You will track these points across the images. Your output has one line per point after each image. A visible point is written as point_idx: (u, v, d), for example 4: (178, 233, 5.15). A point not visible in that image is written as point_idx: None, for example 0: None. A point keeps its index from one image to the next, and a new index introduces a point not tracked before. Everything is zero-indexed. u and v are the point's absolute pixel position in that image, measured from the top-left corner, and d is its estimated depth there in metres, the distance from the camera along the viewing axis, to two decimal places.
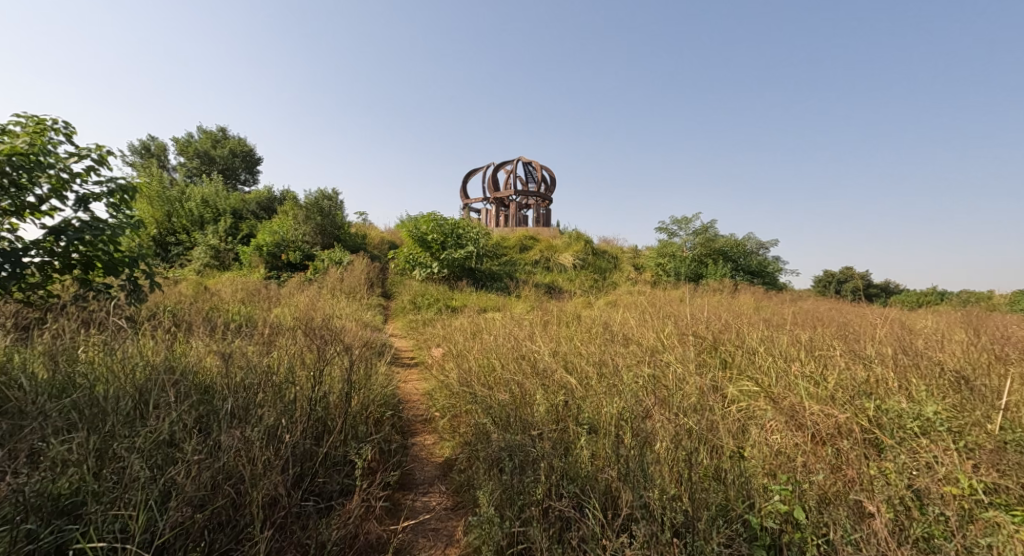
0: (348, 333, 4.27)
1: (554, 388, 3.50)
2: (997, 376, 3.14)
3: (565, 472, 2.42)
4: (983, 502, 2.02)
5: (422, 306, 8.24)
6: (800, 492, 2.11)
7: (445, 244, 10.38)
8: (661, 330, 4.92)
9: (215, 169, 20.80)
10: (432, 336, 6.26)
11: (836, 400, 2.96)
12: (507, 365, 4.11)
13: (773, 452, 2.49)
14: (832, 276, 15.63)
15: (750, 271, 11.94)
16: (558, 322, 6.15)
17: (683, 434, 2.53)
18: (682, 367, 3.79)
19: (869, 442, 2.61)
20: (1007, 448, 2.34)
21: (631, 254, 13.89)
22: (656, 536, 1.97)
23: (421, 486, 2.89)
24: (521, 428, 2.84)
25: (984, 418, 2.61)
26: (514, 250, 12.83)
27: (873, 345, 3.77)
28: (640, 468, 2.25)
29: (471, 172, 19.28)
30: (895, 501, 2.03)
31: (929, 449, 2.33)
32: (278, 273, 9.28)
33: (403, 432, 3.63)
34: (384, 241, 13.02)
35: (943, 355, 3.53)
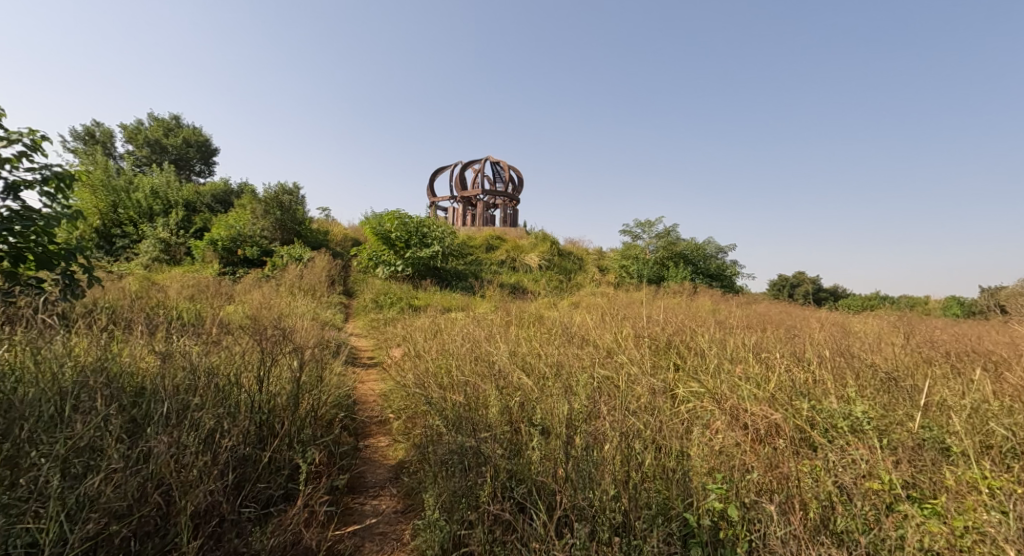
0: (302, 333, 4.17)
1: (509, 389, 3.52)
2: (921, 377, 3.36)
3: (512, 473, 2.43)
4: (900, 496, 2.14)
5: (384, 305, 8.12)
6: (735, 490, 2.19)
7: (410, 243, 10.27)
8: (618, 332, 5.02)
9: (167, 158, 19.85)
10: (392, 336, 6.18)
11: (775, 400, 3.10)
12: (465, 366, 4.11)
13: (714, 451, 2.58)
14: (786, 281, 16.34)
15: (709, 274, 12.34)
16: (520, 322, 6.19)
17: (629, 435, 2.59)
18: (635, 368, 3.89)
19: (803, 441, 2.73)
20: (925, 445, 2.50)
21: (596, 256, 14.11)
22: (597, 537, 2.01)
23: (371, 489, 2.86)
24: (472, 429, 2.84)
25: (907, 417, 2.78)
26: (480, 250, 12.82)
27: (813, 348, 3.96)
28: (584, 470, 2.29)
29: (438, 170, 19.09)
30: (822, 498, 2.13)
31: (855, 447, 2.45)
32: (233, 269, 8.95)
33: (356, 434, 3.57)
34: (347, 238, 12.76)
35: (875, 357, 3.75)
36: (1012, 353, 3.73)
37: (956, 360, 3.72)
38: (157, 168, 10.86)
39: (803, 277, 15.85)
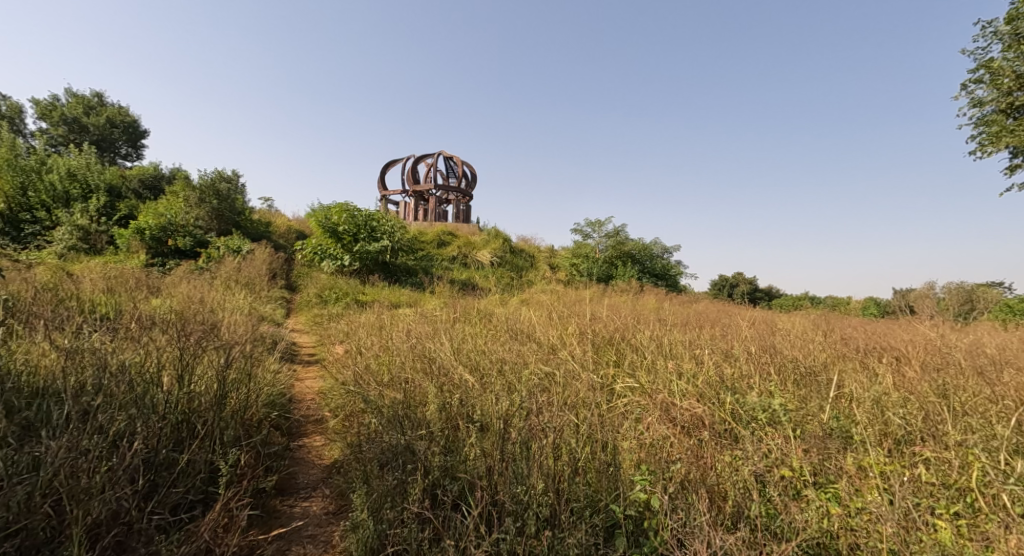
0: (232, 328, 3.96)
1: (450, 386, 3.50)
2: (834, 371, 3.63)
3: (446, 470, 2.43)
4: (808, 482, 2.29)
5: (329, 300, 7.86)
6: (659, 480, 2.28)
7: (358, 236, 9.99)
8: (562, 329, 5.10)
9: (87, 139, 18.29)
10: (335, 332, 5.99)
11: (704, 396, 3.24)
12: (406, 363, 4.04)
13: (644, 444, 2.66)
14: (725, 281, 17.20)
15: (654, 274, 12.79)
16: (467, 319, 6.17)
17: (563, 430, 2.63)
18: (576, 364, 3.96)
19: (728, 433, 2.87)
20: (832, 435, 2.70)
21: (547, 254, 14.29)
22: (525, 531, 2.04)
23: (302, 490, 2.76)
24: (408, 427, 2.79)
25: (819, 408, 2.99)
26: (432, 245, 12.65)
27: (741, 345, 4.19)
28: (516, 466, 2.32)
29: (389, 162, 18.63)
30: (739, 486, 2.25)
31: (771, 438, 2.60)
32: (163, 260, 8.36)
33: (289, 435, 3.43)
34: (291, 230, 12.26)
35: (796, 353, 4.01)
36: (912, 349, 4.10)
37: (865, 355, 4.05)
38: (75, 149, 9.96)
39: (742, 277, 16.74)
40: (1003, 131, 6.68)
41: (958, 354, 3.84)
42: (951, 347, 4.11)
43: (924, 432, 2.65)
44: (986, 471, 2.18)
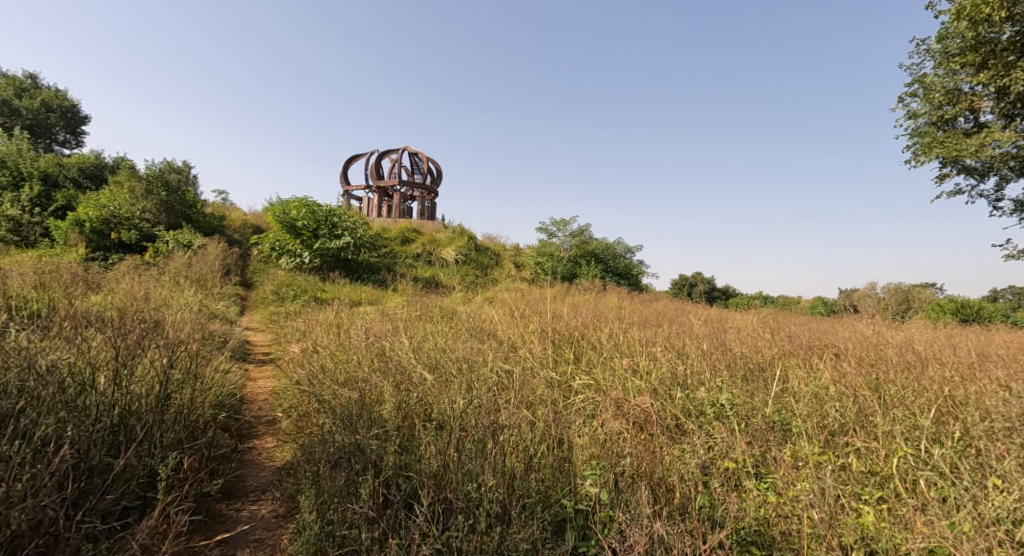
0: (177, 326, 3.78)
1: (407, 385, 3.47)
2: (778, 367, 3.81)
3: (399, 468, 2.41)
4: (750, 473, 2.40)
5: (287, 297, 7.62)
6: (609, 474, 2.33)
7: (318, 232, 9.73)
8: (523, 327, 5.13)
9: (19, 123, 17.01)
10: (291, 330, 5.81)
11: (656, 392, 3.34)
12: (364, 362, 3.96)
13: (597, 439, 2.72)
14: (684, 280, 17.73)
15: (617, 273, 13.03)
16: (428, 317, 6.11)
17: (518, 427, 2.66)
18: (535, 362, 4.00)
19: (678, 427, 2.96)
20: (774, 427, 2.83)
21: (512, 252, 14.35)
22: (475, 527, 2.06)
23: (251, 493, 2.68)
24: (362, 427, 2.75)
25: (763, 402, 3.12)
26: (396, 242, 12.47)
27: (694, 343, 4.33)
28: (467, 465, 2.32)
29: (352, 156, 18.21)
30: (685, 478, 2.32)
31: (718, 432, 2.70)
32: (105, 254, 7.88)
33: (239, 436, 3.33)
34: (247, 225, 11.81)
35: (744, 350, 4.18)
36: (850, 346, 4.35)
37: (808, 352, 4.27)
38: (6, 134, 9.26)
39: (701, 277, 17.30)
40: (934, 142, 7.16)
41: (891, 351, 4.11)
42: (885, 344, 4.40)
43: (856, 423, 2.82)
44: (908, 459, 2.33)
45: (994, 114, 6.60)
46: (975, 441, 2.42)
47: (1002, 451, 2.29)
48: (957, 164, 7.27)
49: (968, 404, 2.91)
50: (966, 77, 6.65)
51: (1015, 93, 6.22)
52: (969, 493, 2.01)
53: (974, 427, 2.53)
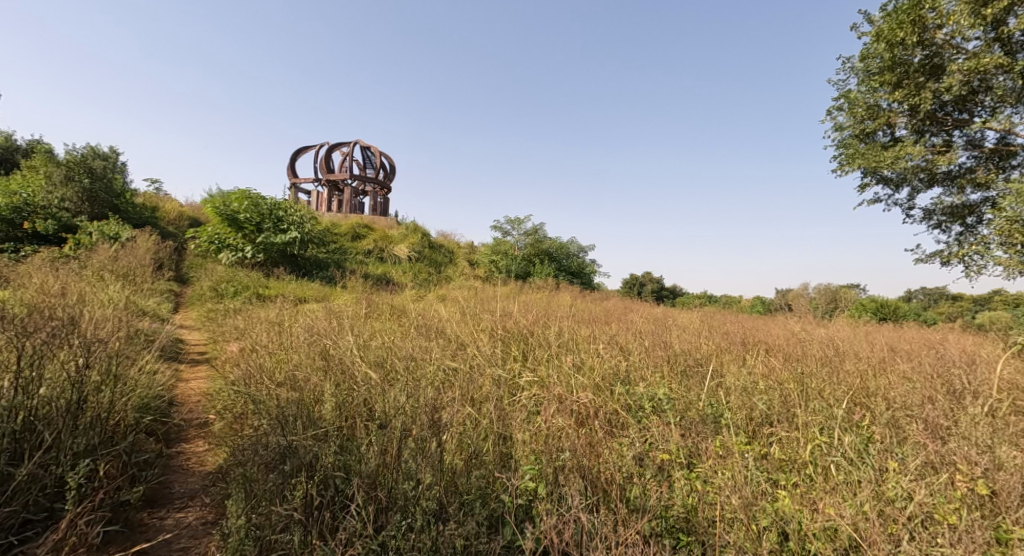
0: (97, 323, 3.52)
1: (349, 383, 3.39)
2: (714, 362, 4.00)
3: (337, 468, 2.36)
4: (681, 464, 2.51)
5: (226, 294, 7.25)
6: (547, 468, 2.37)
7: (261, 226, 9.31)
8: (473, 325, 5.12)
9: None
10: (229, 328, 5.53)
11: (598, 388, 3.44)
12: (305, 362, 3.83)
13: (539, 434, 2.77)
14: (635, 280, 18.27)
15: (571, 271, 13.23)
16: (376, 315, 5.98)
17: (461, 425, 2.66)
18: (482, 360, 4.01)
19: (618, 421, 3.05)
20: (705, 419, 2.98)
21: (467, 250, 14.30)
22: (410, 526, 2.04)
23: (176, 500, 2.54)
24: (299, 428, 2.66)
25: (698, 396, 3.27)
26: (346, 238, 12.12)
27: (637, 340, 4.48)
28: (406, 463, 2.31)
29: (300, 147, 17.52)
30: (621, 469, 2.40)
31: (654, 425, 2.81)
32: (16, 245, 7.18)
33: (166, 441, 3.15)
34: (183, 217, 11.11)
35: (683, 346, 4.37)
36: (779, 342, 4.64)
37: (741, 348, 4.51)
38: None
39: (650, 277, 17.87)
40: (857, 153, 7.74)
41: (814, 347, 4.41)
42: (810, 340, 4.72)
43: (780, 413, 3.01)
44: (822, 447, 2.51)
45: (907, 130, 7.21)
46: (880, 428, 2.63)
47: (902, 436, 2.50)
48: (876, 175, 7.89)
49: (877, 394, 3.17)
50: (884, 94, 7.22)
51: (925, 111, 6.81)
52: (870, 474, 2.19)
53: (880, 415, 2.76)
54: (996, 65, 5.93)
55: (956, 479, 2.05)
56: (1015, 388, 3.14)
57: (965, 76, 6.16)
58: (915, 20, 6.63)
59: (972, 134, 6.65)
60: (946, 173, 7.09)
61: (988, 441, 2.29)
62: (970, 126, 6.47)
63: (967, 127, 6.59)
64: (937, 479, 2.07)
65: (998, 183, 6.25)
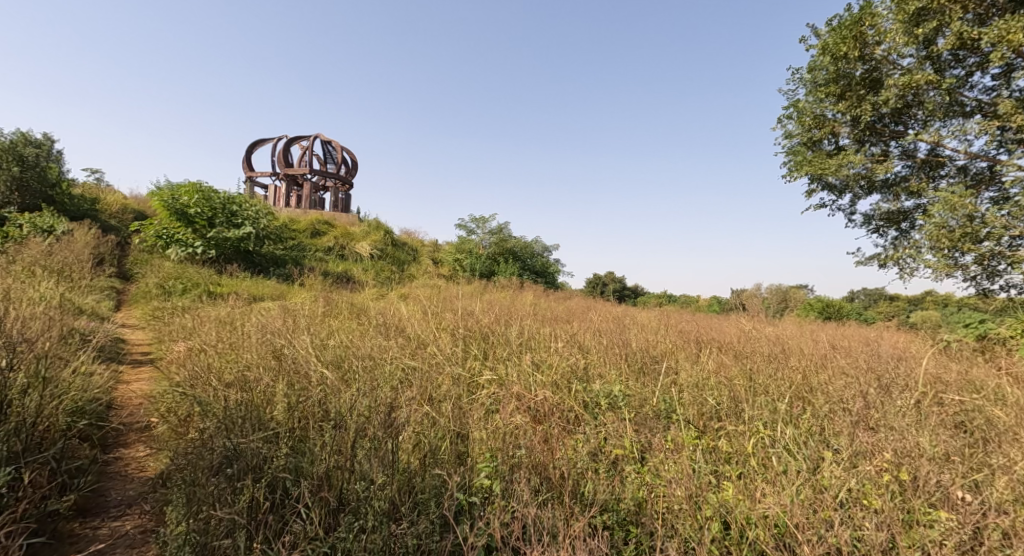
0: (24, 321, 3.28)
1: (303, 383, 3.29)
2: (669, 360, 4.12)
3: (286, 470, 2.29)
4: (634, 458, 2.57)
5: (174, 291, 6.90)
6: (503, 464, 2.37)
7: (213, 220, 8.91)
8: (433, 323, 5.08)
9: None
10: (175, 327, 5.21)
11: (556, 385, 3.48)
12: (256, 362, 3.69)
13: (497, 431, 2.77)
14: (598, 279, 18.56)
15: (535, 270, 13.31)
16: (335, 314, 5.84)
17: (417, 425, 2.63)
18: (442, 359, 3.98)
19: (575, 418, 3.09)
20: (658, 415, 3.07)
21: (430, 248, 14.16)
22: (362, 527, 2.01)
23: (112, 508, 2.41)
24: (247, 429, 2.58)
25: (652, 392, 3.36)
26: (305, 234, 11.76)
27: (595, 339, 4.56)
28: (359, 463, 2.27)
29: (257, 140, 16.89)
30: (576, 464, 2.43)
31: (609, 421, 2.87)
32: None
33: (103, 446, 2.98)
34: (126, 210, 10.49)
35: (640, 344, 4.48)
36: (731, 340, 4.83)
37: (695, 346, 4.66)
38: None
39: (613, 277, 18.21)
40: (805, 161, 8.15)
41: (762, 344, 4.61)
42: (758, 338, 4.93)
43: (728, 409, 3.12)
44: (765, 439, 2.63)
45: (850, 139, 7.64)
46: (819, 420, 2.78)
47: (838, 427, 2.66)
48: (821, 181, 8.33)
49: (817, 388, 3.35)
50: (830, 105, 7.63)
51: (866, 122, 7.23)
52: (807, 464, 2.31)
53: (819, 408, 2.92)
54: (927, 81, 6.36)
55: (883, 466, 2.19)
56: (939, 381, 3.38)
57: (900, 90, 6.59)
58: (857, 36, 7.05)
59: (907, 145, 7.11)
60: (884, 181, 7.56)
61: (913, 431, 2.46)
62: (905, 138, 6.93)
63: (902, 138, 7.05)
64: (867, 466, 2.20)
65: (928, 191, 6.71)
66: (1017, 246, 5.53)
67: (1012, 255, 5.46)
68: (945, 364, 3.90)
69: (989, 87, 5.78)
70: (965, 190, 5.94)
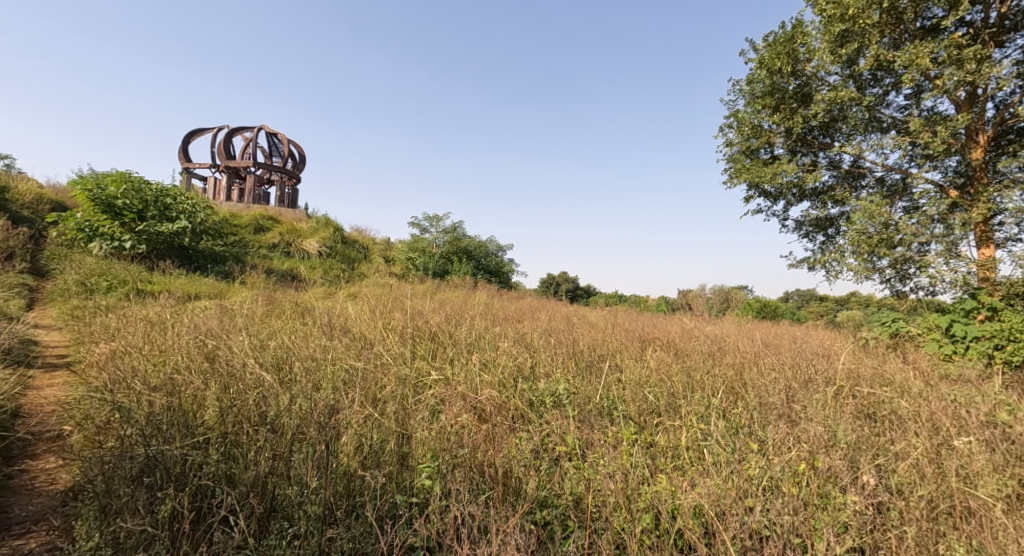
0: None
1: (237, 385, 3.14)
2: (613, 358, 4.24)
3: (214, 477, 2.19)
4: (575, 454, 2.63)
5: (96, 289, 6.39)
6: (444, 463, 2.36)
7: (144, 214, 8.33)
8: (381, 323, 4.97)
9: None
10: (97, 328, 4.81)
11: (503, 384, 3.50)
12: (187, 364, 3.49)
13: (441, 430, 2.75)
14: (552, 279, 18.80)
15: (489, 270, 13.30)
16: (278, 314, 5.61)
17: (358, 427, 2.58)
18: (388, 359, 3.91)
19: (520, 416, 3.12)
20: (600, 412, 3.15)
21: (383, 246, 13.86)
22: (294, 532, 1.96)
23: (13, 526, 2.21)
24: (173, 435, 2.44)
25: (596, 389, 3.45)
26: (248, 230, 11.21)
27: (544, 338, 4.62)
28: (292, 467, 2.20)
29: (195, 129, 15.94)
30: (518, 462, 2.46)
31: (552, 419, 2.91)
32: None
33: (5, 458, 2.71)
34: (43, 201, 9.60)
35: (587, 343, 4.58)
36: (673, 339, 5.02)
37: (639, 344, 4.82)
38: None
39: (566, 277, 18.51)
40: (744, 169, 8.60)
41: (701, 342, 4.84)
42: (699, 336, 5.16)
43: (667, 404, 3.25)
44: (697, 433, 2.77)
45: (784, 149, 8.14)
46: (747, 413, 2.96)
47: (764, 419, 2.83)
48: (758, 189, 8.82)
49: (748, 383, 3.55)
50: (766, 116, 8.10)
51: (797, 134, 7.73)
52: (733, 454, 2.45)
53: (748, 402, 3.09)
54: (850, 98, 6.89)
55: (800, 455, 2.35)
56: (855, 375, 3.67)
57: (828, 105, 7.09)
58: (790, 53, 7.53)
59: (833, 157, 7.66)
60: (813, 190, 8.11)
61: (827, 422, 2.66)
62: (831, 150, 7.46)
63: (829, 150, 7.59)
64: (786, 453, 2.36)
65: (851, 200, 7.26)
66: (924, 251, 6.09)
67: (920, 260, 6.00)
68: (861, 359, 4.24)
69: (902, 105, 6.32)
70: (882, 199, 6.47)
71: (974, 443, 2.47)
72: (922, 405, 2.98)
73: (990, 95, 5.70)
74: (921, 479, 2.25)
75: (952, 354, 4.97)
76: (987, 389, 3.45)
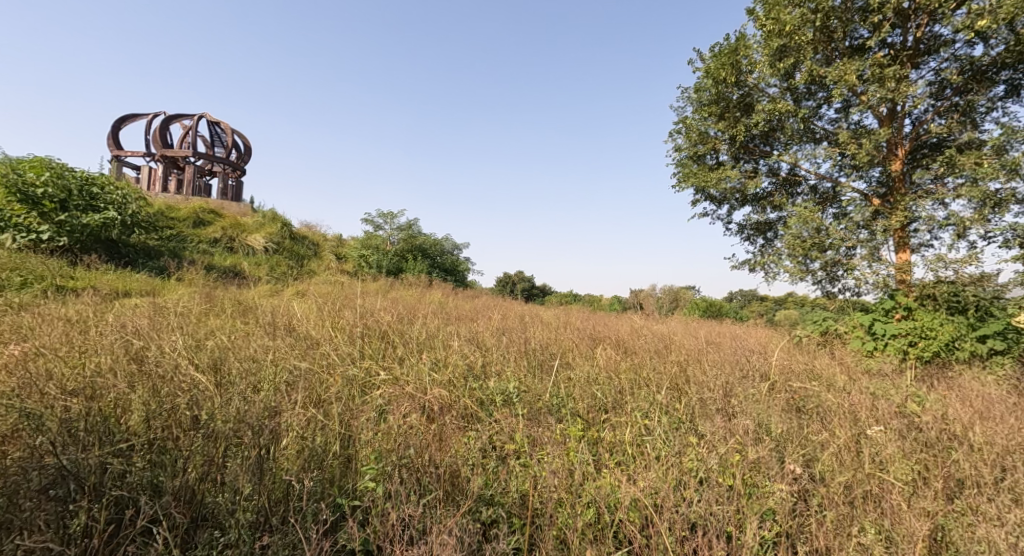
0: None
1: (167, 387, 2.93)
2: (564, 356, 4.29)
3: (138, 486, 2.05)
4: (523, 451, 2.64)
5: (6, 283, 5.79)
6: (388, 465, 2.31)
7: (67, 204, 7.65)
8: (328, 322, 4.80)
9: None
10: (6, 327, 4.36)
11: (452, 383, 3.46)
12: (111, 366, 3.24)
13: (387, 431, 2.69)
14: (508, 278, 18.84)
15: (444, 268, 13.16)
16: (218, 313, 5.31)
17: (299, 430, 2.48)
18: (334, 360, 3.77)
19: (469, 415, 3.10)
20: (549, 409, 3.18)
21: (334, 243, 13.42)
22: (224, 542, 1.87)
23: None
24: (93, 441, 2.26)
25: (545, 388, 3.47)
26: (186, 223, 10.53)
27: (496, 337, 4.61)
28: (226, 473, 2.10)
29: (127, 115, 14.86)
30: (464, 462, 2.44)
31: (501, 418, 2.92)
32: None
33: None
34: None
35: (539, 342, 4.60)
36: (622, 337, 5.14)
37: (590, 343, 4.90)
38: None
39: (522, 276, 18.60)
40: (691, 173, 8.93)
41: (649, 341, 4.98)
42: (647, 335, 5.30)
43: (614, 401, 3.32)
44: (641, 428, 2.84)
45: (728, 155, 8.52)
46: (689, 408, 3.07)
47: (704, 413, 2.95)
48: (705, 193, 9.19)
49: (691, 380, 3.68)
50: (712, 124, 8.46)
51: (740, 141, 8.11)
52: (674, 448, 2.54)
53: (690, 398, 3.21)
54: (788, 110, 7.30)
55: (735, 446, 2.47)
56: (787, 371, 3.89)
57: (768, 115, 7.47)
58: (734, 64, 7.89)
59: (772, 164, 8.11)
60: (754, 195, 8.54)
61: (762, 416, 2.81)
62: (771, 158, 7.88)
63: (769, 158, 8.01)
64: (722, 445, 2.47)
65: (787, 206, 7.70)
66: (851, 254, 6.55)
67: (847, 263, 6.45)
68: (794, 355, 4.50)
69: (833, 118, 6.76)
70: (815, 205, 6.91)
71: (887, 432, 2.69)
72: (845, 399, 3.20)
73: (907, 112, 6.20)
74: (841, 467, 2.42)
75: (873, 349, 5.40)
76: (901, 383, 3.75)
